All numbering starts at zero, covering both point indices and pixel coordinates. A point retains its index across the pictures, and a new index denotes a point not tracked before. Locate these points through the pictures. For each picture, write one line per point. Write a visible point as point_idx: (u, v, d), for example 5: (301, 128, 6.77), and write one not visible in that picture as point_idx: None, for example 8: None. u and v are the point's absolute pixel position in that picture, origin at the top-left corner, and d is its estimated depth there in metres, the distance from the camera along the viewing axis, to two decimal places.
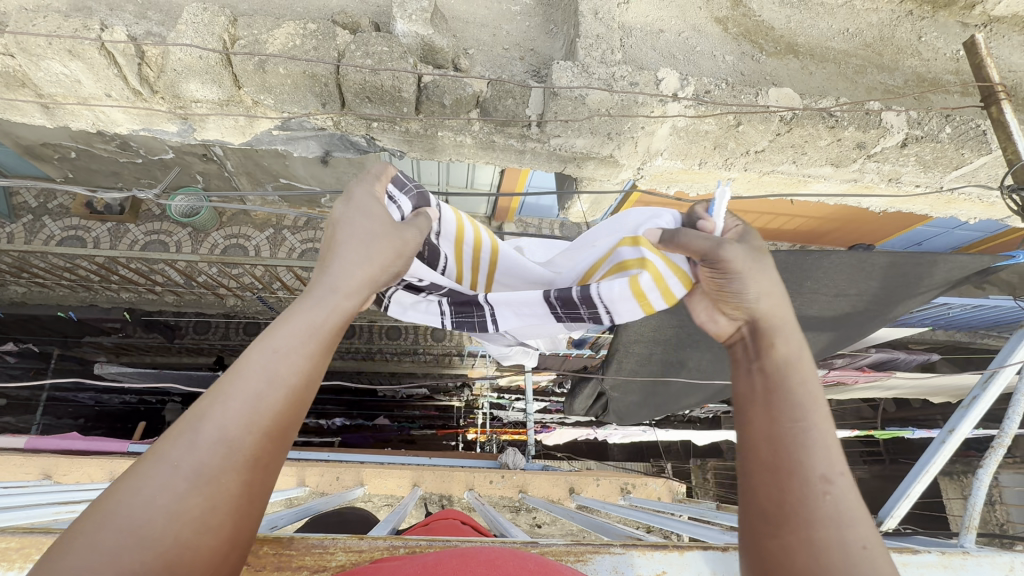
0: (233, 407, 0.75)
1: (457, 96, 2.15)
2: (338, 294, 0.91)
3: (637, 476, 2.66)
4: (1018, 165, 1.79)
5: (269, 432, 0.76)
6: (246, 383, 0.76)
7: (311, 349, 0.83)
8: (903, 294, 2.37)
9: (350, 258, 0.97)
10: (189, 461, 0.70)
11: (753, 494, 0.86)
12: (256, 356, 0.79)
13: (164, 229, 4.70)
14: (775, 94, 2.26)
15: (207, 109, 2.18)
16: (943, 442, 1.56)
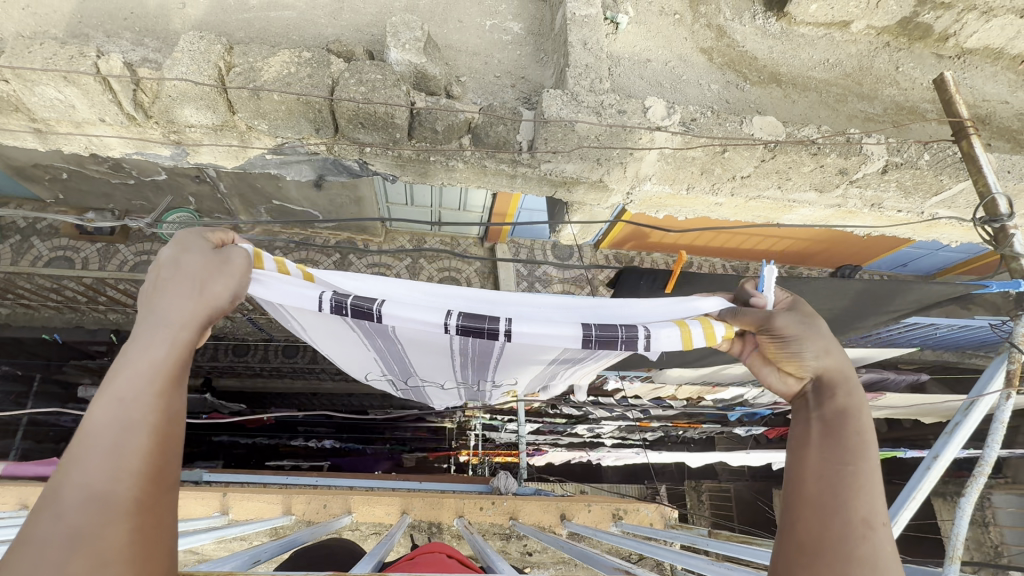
0: (103, 468, 0.85)
1: (449, 122, 2.19)
2: (169, 334, 1.03)
3: (630, 501, 2.62)
4: (988, 199, 1.84)
5: (148, 477, 0.88)
6: (99, 442, 0.87)
7: (168, 392, 0.96)
8: (870, 306, 2.52)
9: (178, 297, 1.10)
10: (64, 527, 0.79)
11: (794, 529, 1.01)
12: (98, 415, 0.89)
13: (154, 250, 4.69)
14: (759, 122, 2.33)
15: (201, 133, 2.20)
16: (929, 468, 1.57)
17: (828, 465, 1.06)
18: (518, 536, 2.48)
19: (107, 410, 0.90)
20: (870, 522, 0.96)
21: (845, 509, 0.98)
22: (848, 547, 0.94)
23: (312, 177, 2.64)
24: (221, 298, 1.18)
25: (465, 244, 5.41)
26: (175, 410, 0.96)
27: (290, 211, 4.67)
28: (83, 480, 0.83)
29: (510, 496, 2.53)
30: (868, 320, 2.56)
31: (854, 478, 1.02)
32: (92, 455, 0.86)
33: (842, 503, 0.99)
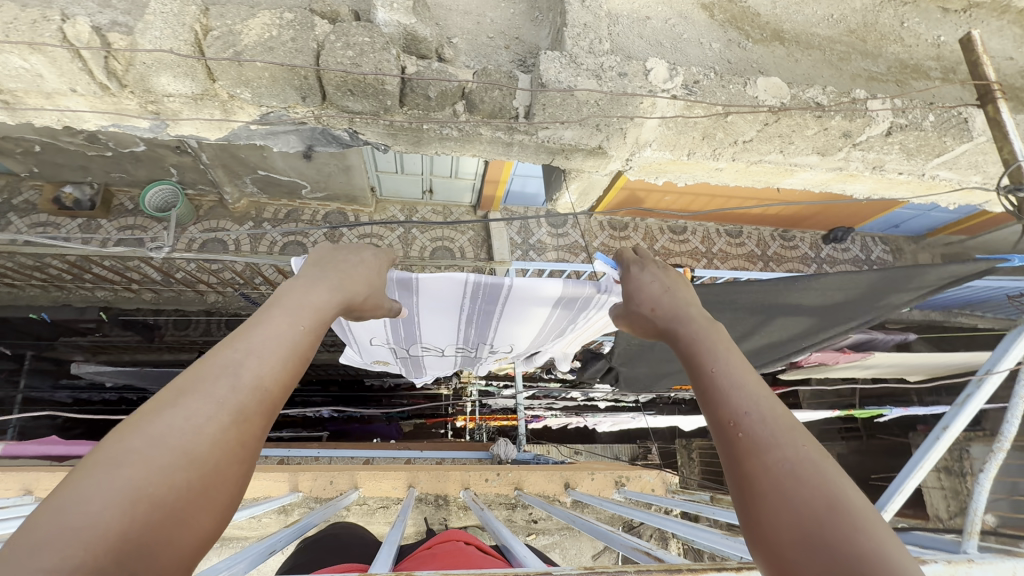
0: (217, 401, 0.82)
1: (442, 88, 2.10)
2: (322, 294, 1.18)
3: (631, 469, 2.68)
4: (1014, 165, 1.82)
5: (276, 391, 0.90)
6: (254, 346, 0.93)
7: (294, 360, 0.96)
8: (890, 289, 2.41)
9: (329, 275, 1.29)
10: (212, 407, 0.81)
11: (748, 493, 0.82)
12: (259, 331, 0.97)
13: (137, 224, 4.61)
14: (763, 84, 2.28)
15: (181, 103, 2.09)
16: (938, 438, 1.61)
17: (703, 382, 1.01)
18: (523, 506, 2.51)
19: (272, 330, 0.99)
20: (755, 405, 0.92)
21: (727, 411, 0.92)
22: (758, 452, 0.84)
23: (300, 148, 2.54)
24: (359, 284, 1.36)
25: (458, 213, 5.34)
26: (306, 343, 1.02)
27: (276, 181, 4.55)
28: (199, 409, 0.80)
29: (514, 467, 2.57)
30: (900, 298, 2.47)
31: (727, 378, 0.99)
32: (217, 386, 0.84)
33: (730, 405, 0.93)
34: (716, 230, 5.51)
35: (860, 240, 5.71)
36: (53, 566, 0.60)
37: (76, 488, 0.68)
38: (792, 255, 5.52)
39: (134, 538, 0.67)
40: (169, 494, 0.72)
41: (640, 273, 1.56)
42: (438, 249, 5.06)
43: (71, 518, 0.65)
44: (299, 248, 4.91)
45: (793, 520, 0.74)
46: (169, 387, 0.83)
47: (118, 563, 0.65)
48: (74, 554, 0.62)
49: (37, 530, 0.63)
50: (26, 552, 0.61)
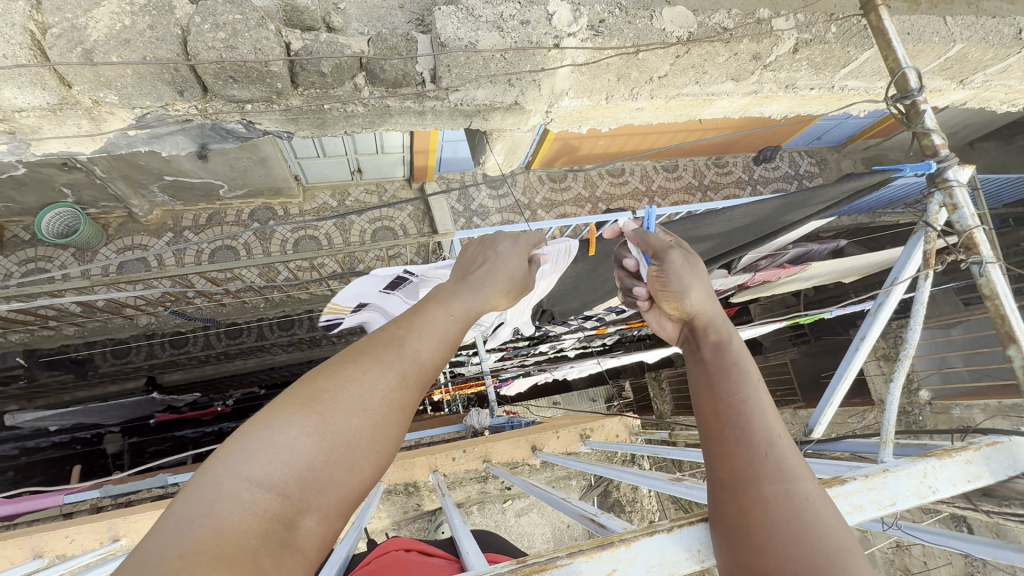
0: (364, 400, 0.86)
1: (336, 62, 1.93)
2: (465, 296, 1.21)
3: (595, 420, 2.75)
4: (899, 73, 1.90)
5: (402, 403, 0.90)
6: (396, 351, 0.95)
7: (450, 345, 1.04)
8: (792, 210, 2.52)
9: (481, 279, 1.35)
10: (351, 408, 0.84)
11: (752, 516, 0.81)
12: (408, 336, 0.99)
13: (41, 255, 4.22)
14: (669, 15, 2.21)
15: (37, 116, 1.85)
16: (857, 349, 1.70)
17: (730, 400, 0.98)
18: (494, 476, 2.56)
19: (414, 336, 0.99)
20: (778, 441, 0.90)
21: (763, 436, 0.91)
22: (780, 479, 0.84)
23: (192, 148, 2.32)
24: (502, 286, 1.40)
25: (393, 189, 5.13)
26: (444, 353, 1.02)
27: (187, 184, 4.19)
28: (374, 371, 0.90)
29: (479, 441, 2.57)
30: (794, 221, 2.57)
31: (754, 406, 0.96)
32: (389, 355, 0.94)
33: (759, 430, 0.91)
34: (653, 167, 5.55)
35: (788, 156, 5.90)
36: (259, 479, 0.74)
37: (272, 419, 0.80)
38: (727, 181, 5.67)
39: (313, 469, 0.78)
40: (343, 439, 0.81)
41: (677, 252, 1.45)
42: (379, 230, 4.88)
43: (271, 441, 0.77)
44: (229, 253, 4.61)
45: (799, 551, 0.75)
46: (348, 352, 0.95)
47: (300, 489, 0.76)
48: (273, 474, 0.75)
49: (244, 446, 0.76)
50: (237, 462, 0.75)
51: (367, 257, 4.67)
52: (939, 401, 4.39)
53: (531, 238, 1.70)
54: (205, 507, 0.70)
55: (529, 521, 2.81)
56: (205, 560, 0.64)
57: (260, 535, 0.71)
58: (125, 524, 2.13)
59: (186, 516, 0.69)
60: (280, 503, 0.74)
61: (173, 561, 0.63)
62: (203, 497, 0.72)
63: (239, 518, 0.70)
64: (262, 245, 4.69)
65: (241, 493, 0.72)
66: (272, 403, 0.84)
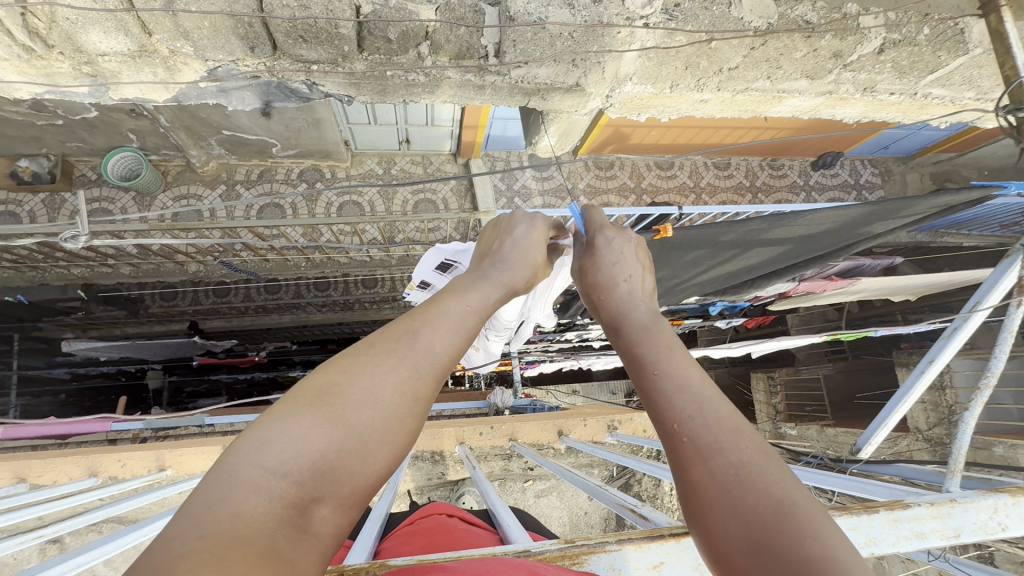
0: (373, 384, 0.87)
1: (404, 28, 1.92)
2: (479, 290, 1.22)
3: (623, 412, 2.74)
4: (1016, 83, 1.77)
5: (414, 393, 0.89)
6: (403, 341, 0.95)
7: (466, 335, 1.04)
8: (884, 217, 2.39)
9: (498, 273, 1.36)
10: (366, 397, 0.85)
11: (704, 514, 0.77)
12: (412, 327, 0.99)
13: (104, 195, 4.44)
14: (750, 3, 2.12)
15: (117, 62, 1.92)
16: (923, 373, 1.63)
17: (649, 386, 0.98)
18: (518, 455, 2.58)
19: (420, 328, 0.99)
20: (703, 412, 0.88)
21: (671, 416, 0.90)
22: (702, 458, 0.82)
23: (257, 105, 2.39)
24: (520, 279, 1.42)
25: (438, 162, 5.14)
26: (459, 345, 1.02)
27: (243, 140, 4.32)
28: (387, 365, 0.90)
29: (508, 419, 2.62)
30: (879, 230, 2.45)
31: (670, 379, 0.96)
32: (401, 348, 0.94)
33: (671, 411, 0.90)
34: (704, 163, 5.38)
35: (849, 164, 5.61)
36: (274, 466, 0.74)
37: (283, 411, 0.80)
38: (780, 184, 5.44)
39: (327, 458, 0.77)
40: (355, 429, 0.81)
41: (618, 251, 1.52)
42: (421, 202, 4.93)
43: (282, 431, 0.77)
44: (276, 210, 4.75)
45: (746, 528, 0.71)
46: (359, 345, 0.95)
47: (315, 477, 0.75)
48: (288, 461, 0.74)
49: (258, 436, 0.76)
50: (252, 451, 0.74)
51: (408, 227, 4.73)
52: (981, 437, 4.18)
53: (550, 221, 1.70)
54: (221, 493, 0.69)
55: (548, 503, 2.84)
56: (222, 541, 0.62)
57: (275, 520, 0.69)
58: (172, 455, 2.26)
59: (205, 502, 0.68)
60: (295, 490, 0.73)
61: (191, 543, 0.61)
62: (218, 485, 0.71)
63: (254, 503, 0.69)
64: (308, 207, 4.80)
65: (255, 481, 0.71)
66: (283, 399, 0.84)
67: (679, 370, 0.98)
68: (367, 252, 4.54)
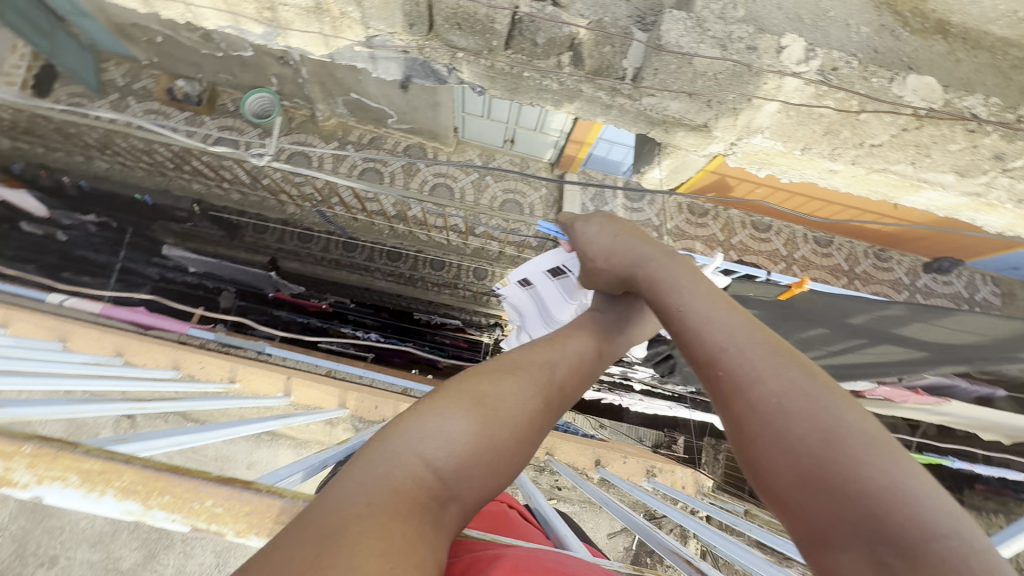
0: (508, 406, 1.09)
1: (552, 36, 1.97)
2: (583, 348, 1.43)
3: (665, 462, 2.66)
4: None
5: (531, 424, 1.11)
6: (531, 378, 1.20)
7: (571, 388, 1.28)
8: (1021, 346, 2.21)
9: (593, 330, 1.55)
10: (501, 417, 1.07)
11: (821, 525, 0.79)
12: (536, 369, 1.24)
13: (236, 126, 4.88)
14: (914, 83, 1.99)
15: (294, 14, 2.11)
16: None
17: (732, 395, 0.98)
18: (550, 471, 2.58)
19: (541, 371, 1.24)
20: (799, 419, 0.88)
21: (726, 373, 1.01)
22: (807, 466, 0.84)
23: (398, 77, 2.55)
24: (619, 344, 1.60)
25: (535, 168, 5.21)
26: (563, 395, 1.26)
27: (366, 106, 4.63)
28: (518, 395, 1.13)
29: (549, 433, 2.60)
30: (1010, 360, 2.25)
31: (763, 385, 0.95)
32: (528, 381, 1.18)
33: (774, 418, 0.90)
34: (803, 235, 5.11)
35: (968, 275, 5.11)
36: (428, 458, 0.94)
37: (440, 414, 1.03)
38: (883, 277, 5.06)
39: (466, 460, 0.98)
40: (489, 442, 1.02)
41: (583, 229, 1.69)
42: (508, 201, 5.05)
43: (434, 432, 0.99)
44: (376, 175, 5.01)
45: (795, 459, 0.85)
46: (493, 369, 1.19)
47: (454, 475, 0.95)
48: (439, 456, 0.96)
49: (419, 430, 0.98)
50: (416, 441, 0.96)
51: (490, 223, 4.84)
52: None
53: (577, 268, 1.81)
54: (391, 467, 0.90)
55: None
56: (394, 504, 0.82)
57: (424, 496, 0.88)
58: (244, 372, 2.45)
59: (377, 470, 0.89)
60: (440, 480, 0.93)
61: (367, 503, 0.80)
62: (387, 461, 0.92)
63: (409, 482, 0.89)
64: (405, 179, 5.04)
65: (416, 465, 0.92)
66: (437, 402, 1.07)
67: (772, 378, 0.95)
68: (448, 236, 4.71)
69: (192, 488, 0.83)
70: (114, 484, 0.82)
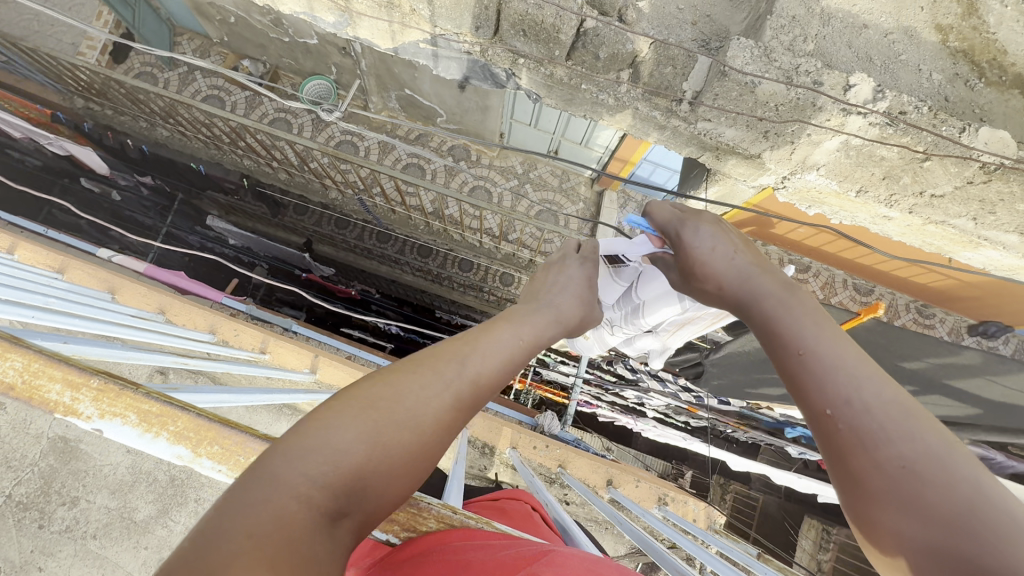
0: (418, 399, 0.90)
1: (615, 51, 1.98)
2: (528, 331, 1.22)
3: (679, 492, 2.60)
4: None
5: (449, 420, 0.93)
6: (458, 366, 0.99)
7: (511, 368, 1.06)
8: None
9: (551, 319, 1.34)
10: (412, 414, 0.88)
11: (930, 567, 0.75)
12: (467, 351, 1.03)
13: (292, 109, 5.04)
14: (986, 134, 1.88)
15: (367, 6, 2.18)
16: None
17: (829, 420, 0.92)
18: (561, 484, 2.56)
19: (471, 353, 1.03)
20: (908, 453, 0.83)
21: (823, 400, 0.94)
22: (915, 504, 0.79)
23: (457, 77, 2.60)
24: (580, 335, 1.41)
25: (575, 181, 5.20)
26: (497, 381, 1.04)
27: (418, 103, 4.73)
28: (436, 388, 0.93)
29: (564, 445, 2.58)
30: None
31: (867, 413, 0.89)
32: (451, 369, 0.97)
33: (879, 451, 0.85)
34: (844, 280, 4.96)
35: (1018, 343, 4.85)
36: (314, 475, 0.74)
37: (334, 417, 0.82)
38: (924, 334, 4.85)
39: (363, 472, 0.79)
40: (391, 446, 0.83)
41: (693, 236, 1.36)
42: (545, 211, 5.07)
43: (329, 437, 0.79)
44: (418, 171, 5.10)
45: (925, 527, 0.77)
46: (410, 359, 0.98)
47: (349, 491, 0.77)
48: (331, 470, 0.76)
49: (308, 439, 0.77)
50: (297, 455, 0.74)
51: (524, 230, 4.86)
52: None
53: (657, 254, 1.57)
54: (265, 493, 0.70)
55: None
56: (265, 545, 0.63)
57: (314, 525, 0.70)
58: (275, 344, 2.51)
59: (248, 498, 0.69)
60: (332, 500, 0.74)
61: (239, 541, 0.62)
62: (262, 484, 0.71)
63: (294, 506, 0.69)
64: (446, 178, 5.11)
65: (298, 486, 0.72)
66: (334, 401, 0.85)
67: (876, 405, 0.89)
68: (481, 239, 4.75)
69: (240, 443, 1.01)
70: (168, 428, 0.99)
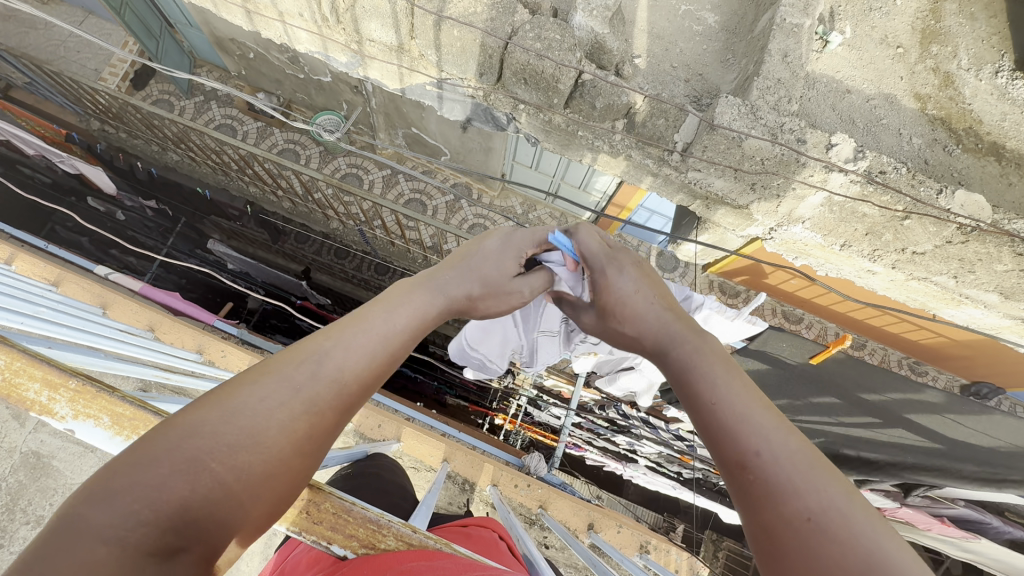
0: (262, 412, 0.87)
1: (610, 102, 2.07)
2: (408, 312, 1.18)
3: (661, 540, 2.53)
4: None
5: (302, 424, 0.90)
6: (304, 368, 0.95)
7: (377, 358, 1.04)
8: None
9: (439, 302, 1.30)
10: (250, 424, 0.85)
11: None
12: (317, 348, 0.99)
13: (301, 141, 5.20)
14: (961, 198, 1.96)
15: (378, 48, 2.30)
16: None
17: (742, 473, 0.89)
18: (541, 526, 2.49)
19: (322, 351, 0.99)
20: (813, 515, 0.80)
21: (737, 449, 0.91)
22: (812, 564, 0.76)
23: (460, 119, 2.71)
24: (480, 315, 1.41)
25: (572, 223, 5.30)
26: (359, 373, 1.01)
27: (424, 142, 4.89)
28: (275, 397, 0.89)
29: (546, 485, 2.53)
30: None
31: (777, 468, 0.86)
32: (297, 374, 0.93)
33: (786, 507, 0.82)
34: (835, 332, 5.00)
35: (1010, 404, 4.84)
36: (120, 524, 0.70)
37: (155, 448, 0.78)
38: None
39: (189, 503, 0.76)
40: (220, 475, 0.80)
41: (617, 279, 1.43)
42: None
43: (147, 475, 0.75)
44: (419, 205, 5.21)
45: None
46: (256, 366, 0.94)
47: (177, 525, 0.74)
48: (143, 511, 0.72)
49: (120, 482, 0.73)
50: (102, 504, 0.71)
51: None
52: None
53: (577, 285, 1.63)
54: (65, 544, 0.66)
55: None
56: None
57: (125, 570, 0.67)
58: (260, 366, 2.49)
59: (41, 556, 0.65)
60: (154, 537, 0.72)
61: None
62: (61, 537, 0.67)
63: (102, 553, 0.67)
64: (446, 214, 5.21)
65: (102, 532, 0.68)
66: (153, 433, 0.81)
67: (789, 463, 0.86)
68: None
69: None
70: (138, 432, 0.97)
